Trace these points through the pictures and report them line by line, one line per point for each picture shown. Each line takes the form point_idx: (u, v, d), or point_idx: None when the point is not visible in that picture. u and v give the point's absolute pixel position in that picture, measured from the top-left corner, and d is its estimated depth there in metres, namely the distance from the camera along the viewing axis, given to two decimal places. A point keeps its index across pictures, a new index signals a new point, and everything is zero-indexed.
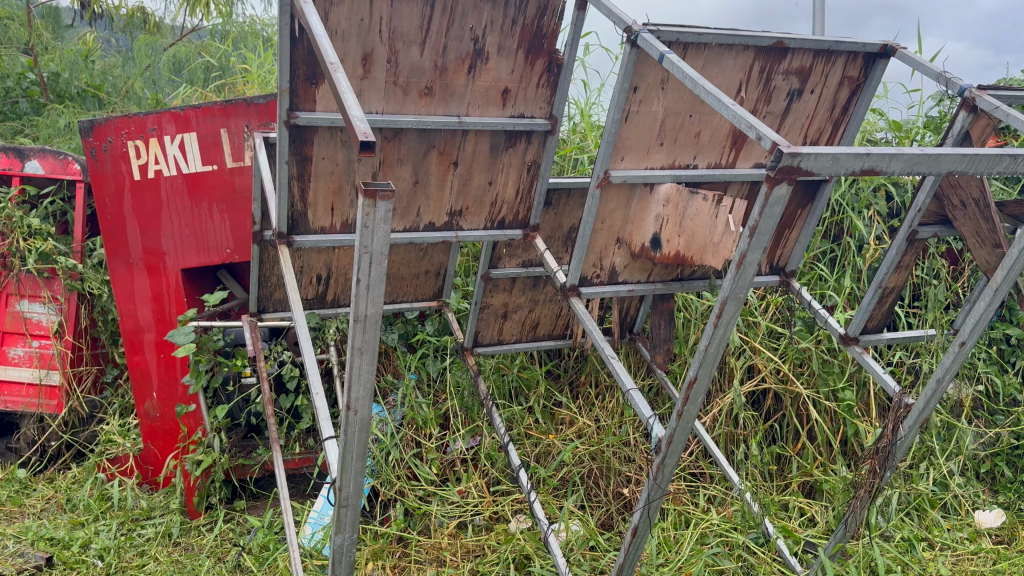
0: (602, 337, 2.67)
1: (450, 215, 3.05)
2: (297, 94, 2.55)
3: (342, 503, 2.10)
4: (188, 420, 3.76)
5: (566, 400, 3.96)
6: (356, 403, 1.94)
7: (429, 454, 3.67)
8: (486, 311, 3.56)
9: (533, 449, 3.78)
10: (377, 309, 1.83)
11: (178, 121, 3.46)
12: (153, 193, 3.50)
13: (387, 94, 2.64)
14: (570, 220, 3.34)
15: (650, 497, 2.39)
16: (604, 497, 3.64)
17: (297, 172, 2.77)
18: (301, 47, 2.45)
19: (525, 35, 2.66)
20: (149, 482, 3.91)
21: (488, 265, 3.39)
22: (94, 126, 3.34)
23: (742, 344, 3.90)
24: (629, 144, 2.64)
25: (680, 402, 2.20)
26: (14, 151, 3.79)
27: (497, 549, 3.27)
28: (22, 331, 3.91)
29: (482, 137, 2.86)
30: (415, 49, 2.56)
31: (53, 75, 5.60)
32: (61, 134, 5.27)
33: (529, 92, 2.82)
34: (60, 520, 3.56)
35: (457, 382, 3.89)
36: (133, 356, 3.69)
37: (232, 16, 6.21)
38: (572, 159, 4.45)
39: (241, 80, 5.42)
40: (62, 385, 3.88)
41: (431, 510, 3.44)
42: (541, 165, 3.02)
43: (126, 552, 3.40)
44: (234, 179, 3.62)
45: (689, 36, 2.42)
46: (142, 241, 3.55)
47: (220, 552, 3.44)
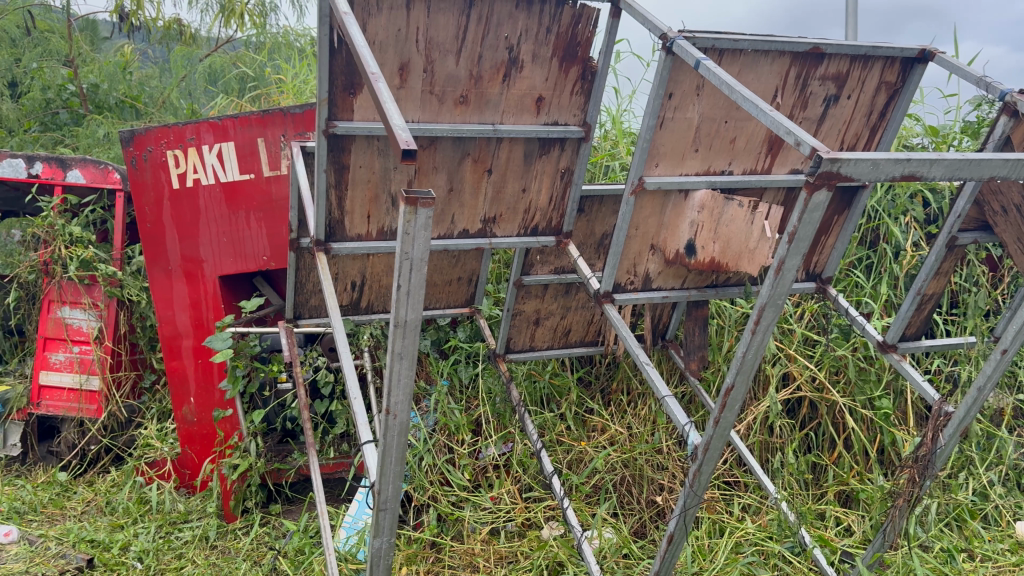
0: (636, 344, 2.70)
1: (484, 222, 3.05)
2: (335, 103, 2.59)
3: (380, 507, 2.10)
4: (226, 424, 3.82)
5: (598, 407, 3.94)
6: (396, 407, 1.94)
7: (462, 459, 3.69)
8: (518, 317, 3.58)
9: (565, 456, 3.77)
10: (417, 315, 1.84)
11: (216, 131, 3.51)
12: (192, 202, 3.57)
13: (423, 102, 2.67)
14: (602, 227, 3.34)
15: (686, 505, 2.37)
16: (637, 505, 3.61)
17: (334, 180, 2.81)
18: (340, 57, 2.49)
19: (560, 43, 2.68)
20: (186, 486, 3.95)
21: (520, 272, 3.40)
22: (134, 135, 3.40)
23: (777, 352, 3.89)
24: (664, 151, 2.64)
25: (717, 409, 2.20)
26: (56, 162, 3.89)
27: (530, 556, 3.28)
28: (64, 337, 4.00)
29: (516, 144, 2.87)
30: (451, 58, 2.60)
31: (92, 86, 5.75)
32: (100, 144, 5.39)
33: (563, 100, 2.83)
34: (100, 523, 3.62)
35: (488, 389, 3.91)
36: (172, 361, 3.77)
37: (266, 27, 6.32)
38: (603, 166, 4.45)
39: (276, 90, 5.52)
40: (101, 390, 3.96)
41: (464, 516, 3.46)
42: (575, 172, 3.02)
43: (164, 555, 3.45)
44: (270, 187, 3.67)
45: (724, 43, 2.43)
46: (180, 249, 3.62)
47: (256, 556, 3.48)
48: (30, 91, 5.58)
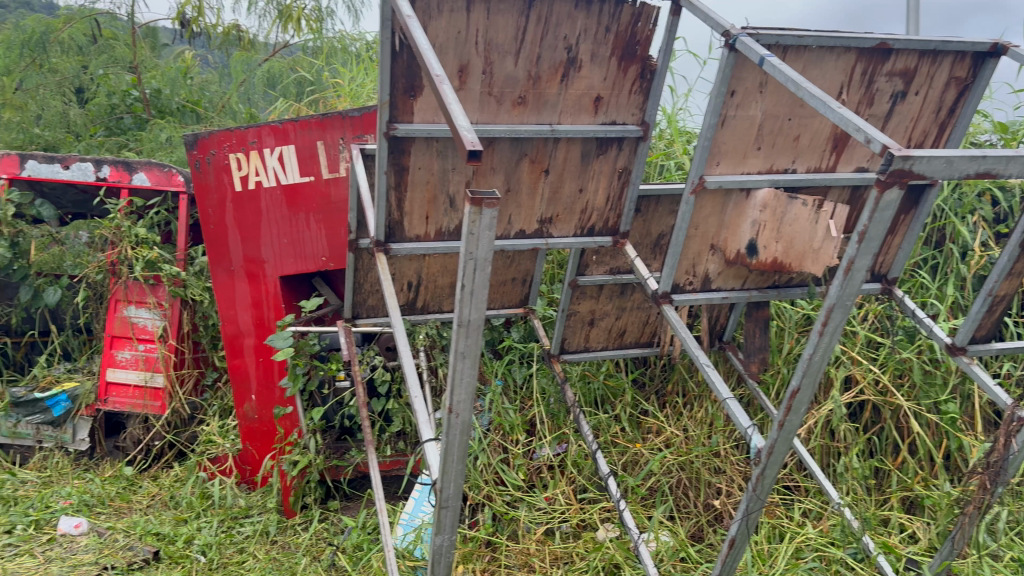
0: (696, 346, 2.68)
1: (541, 222, 3.03)
2: (395, 106, 2.63)
3: (442, 505, 2.11)
4: (285, 422, 3.91)
5: (653, 409, 3.90)
6: (459, 406, 1.96)
7: (517, 459, 3.71)
8: (573, 318, 3.56)
9: (620, 457, 3.75)
10: (480, 315, 1.85)
11: (277, 134, 3.59)
12: (253, 204, 3.66)
13: (482, 104, 2.69)
14: (659, 227, 3.28)
15: (749, 509, 2.34)
16: (694, 508, 3.57)
17: (394, 182, 2.84)
18: (401, 60, 2.53)
19: (619, 42, 2.66)
20: (247, 482, 4.04)
21: (575, 272, 3.39)
22: (198, 139, 3.50)
23: (840, 354, 3.81)
24: (725, 149, 2.61)
25: (782, 412, 2.16)
26: (123, 165, 4.06)
27: (585, 557, 3.28)
28: (130, 335, 4.11)
29: (574, 144, 2.85)
30: (510, 59, 2.61)
31: (155, 92, 5.92)
32: (162, 147, 5.54)
33: (622, 99, 2.82)
34: (165, 517, 3.71)
35: (542, 389, 3.91)
36: (234, 359, 3.86)
37: (323, 32, 6.50)
38: (658, 165, 4.42)
39: (333, 94, 5.64)
40: (166, 387, 4.06)
41: (519, 516, 3.47)
42: (632, 172, 2.99)
43: (226, 549, 3.53)
44: (330, 189, 3.74)
45: (788, 39, 2.39)
46: (243, 250, 3.71)
47: (316, 551, 3.54)
48: (97, 97, 5.77)
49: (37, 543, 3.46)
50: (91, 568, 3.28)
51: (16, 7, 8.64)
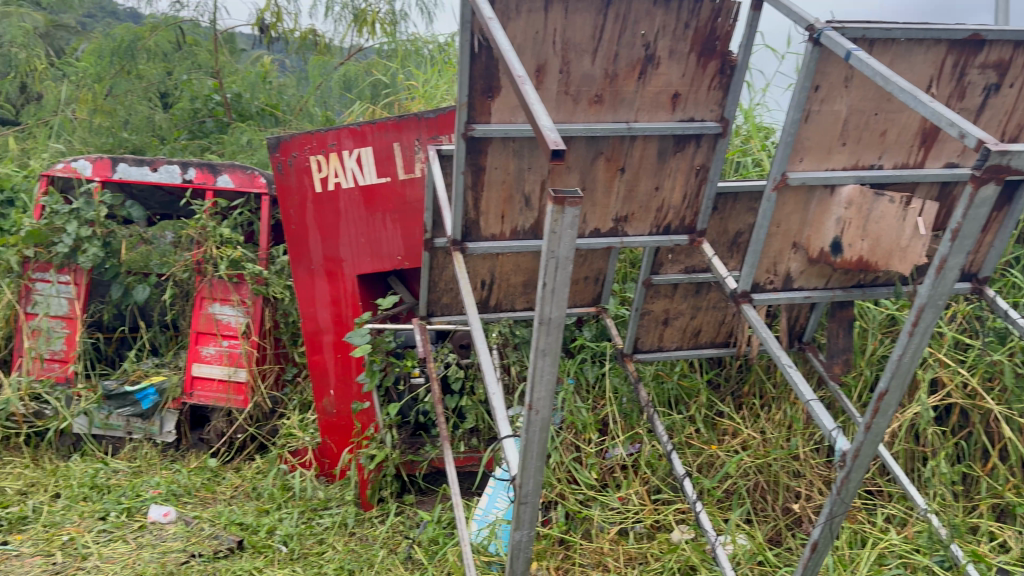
0: (777, 347, 2.64)
1: (616, 222, 2.98)
2: (474, 107, 2.68)
3: (521, 501, 2.13)
4: (362, 417, 4.01)
5: (729, 411, 3.83)
6: (539, 403, 1.98)
7: (589, 459, 3.69)
8: (647, 317, 3.52)
9: (694, 459, 3.72)
10: (561, 313, 1.87)
11: (356, 137, 3.69)
12: (333, 205, 3.76)
13: (558, 103, 2.70)
14: (737, 225, 3.20)
15: (832, 513, 2.29)
16: (772, 512, 3.52)
17: (471, 181, 2.88)
18: (480, 62, 2.59)
19: (698, 38, 2.65)
20: (325, 475, 4.14)
21: (650, 271, 3.36)
22: (280, 142, 3.63)
23: (926, 356, 3.68)
24: (809, 145, 2.56)
25: (868, 414, 2.12)
26: (207, 168, 4.26)
27: (660, 558, 3.26)
28: (214, 331, 4.27)
29: (650, 142, 2.82)
30: (587, 58, 2.62)
31: (236, 95, 6.19)
32: (243, 149, 5.72)
33: (700, 95, 2.78)
34: (248, 507, 3.84)
35: (614, 388, 3.89)
36: (314, 355, 3.96)
37: (397, 35, 6.63)
38: (734, 162, 4.36)
39: (408, 97, 5.76)
40: (248, 381, 4.21)
41: (592, 514, 3.46)
42: (710, 169, 2.93)
43: (307, 539, 3.63)
44: (406, 190, 3.82)
45: (875, 32, 2.34)
46: (323, 249, 3.82)
47: (392, 544, 3.62)
48: (180, 102, 6.00)
49: (129, 530, 3.63)
50: (180, 554, 3.42)
51: (105, 19, 9.04)
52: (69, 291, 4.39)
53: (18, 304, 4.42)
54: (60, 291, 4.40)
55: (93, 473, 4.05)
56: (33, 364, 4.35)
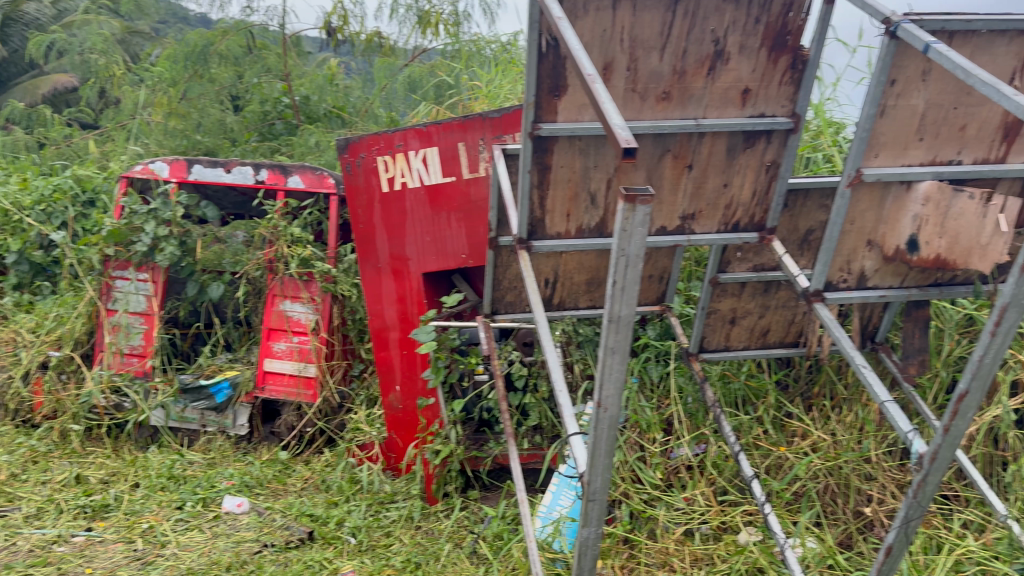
0: (851, 347, 2.60)
1: (683, 219, 2.96)
2: (541, 106, 2.70)
3: (589, 497, 2.14)
4: (427, 412, 4.06)
5: (799, 412, 3.76)
6: (607, 401, 1.99)
7: (654, 458, 3.67)
8: (713, 316, 3.47)
9: (762, 460, 3.67)
10: (630, 311, 1.88)
11: (422, 137, 3.76)
12: (399, 204, 3.84)
13: (626, 101, 2.70)
14: (808, 223, 3.15)
15: (908, 517, 2.24)
16: (843, 515, 3.46)
17: (537, 180, 2.89)
18: (547, 61, 2.62)
19: (769, 33, 2.63)
20: (391, 469, 4.21)
21: (716, 269, 3.33)
22: (349, 143, 3.74)
23: (1007, 358, 3.56)
24: (884, 140, 2.50)
25: (947, 416, 2.06)
26: (279, 168, 4.41)
27: (727, 560, 3.24)
28: (285, 328, 4.40)
29: (719, 138, 2.79)
30: (655, 55, 2.62)
31: (304, 98, 6.33)
32: (311, 151, 5.85)
33: (771, 91, 2.75)
34: (318, 499, 3.94)
35: (680, 388, 3.85)
36: (380, 351, 4.05)
37: (460, 36, 6.70)
38: (804, 158, 4.28)
39: (472, 97, 5.82)
40: (317, 376, 4.32)
41: (657, 514, 3.46)
42: (781, 165, 2.89)
43: (374, 532, 3.71)
44: (470, 189, 3.87)
45: (956, 24, 2.28)
46: (389, 247, 3.90)
47: (458, 538, 3.67)
48: (251, 105, 6.17)
49: (205, 519, 3.76)
50: (253, 544, 3.52)
51: (180, 25, 9.37)
52: (146, 288, 4.57)
53: (98, 300, 4.60)
54: (139, 289, 4.58)
55: (171, 464, 4.21)
56: (113, 358, 4.54)
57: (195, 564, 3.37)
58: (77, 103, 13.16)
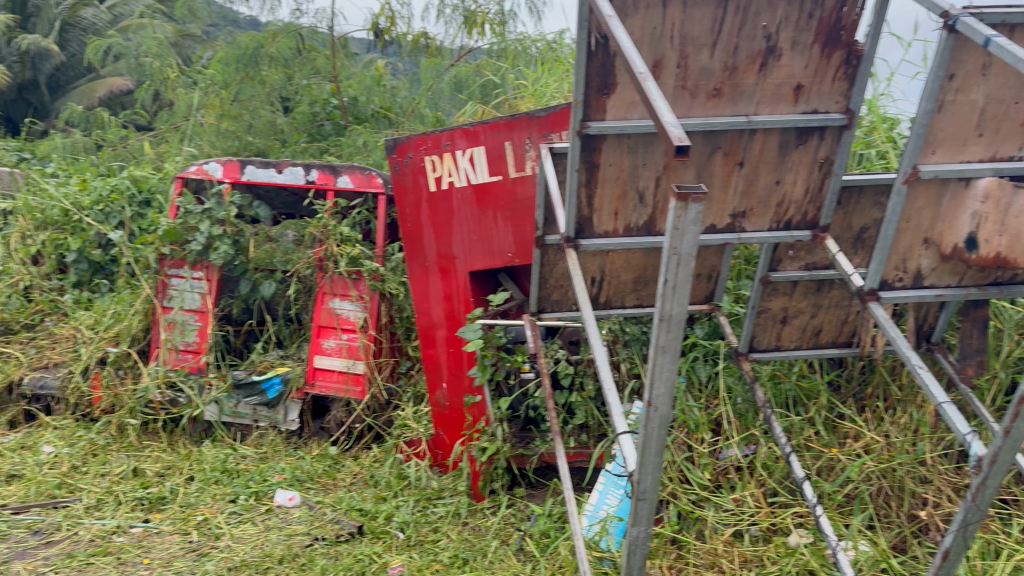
0: (907, 347, 2.55)
1: (733, 217, 2.92)
2: (589, 104, 2.71)
3: (638, 496, 2.14)
4: (474, 410, 4.09)
5: (851, 412, 3.69)
6: (658, 399, 1.99)
7: (702, 459, 3.64)
8: (763, 316, 3.43)
9: (814, 462, 3.62)
10: (682, 310, 1.88)
11: (469, 137, 3.80)
12: (446, 203, 3.88)
13: (676, 98, 2.69)
14: (861, 220, 3.10)
15: (966, 521, 2.19)
16: (896, 519, 3.40)
17: (585, 179, 2.90)
18: (596, 59, 2.62)
19: (823, 28, 2.60)
20: (438, 465, 4.23)
21: (767, 268, 3.30)
22: (397, 143, 3.79)
23: None
24: (942, 136, 2.45)
25: (1008, 419, 2.01)
26: (329, 169, 4.49)
27: (777, 562, 3.22)
28: (334, 325, 4.47)
29: (771, 135, 2.76)
30: (706, 51, 2.61)
31: (352, 99, 6.39)
32: (359, 151, 5.92)
33: (824, 86, 2.71)
34: (367, 494, 3.99)
35: (729, 388, 3.81)
36: (427, 349, 4.08)
37: (506, 35, 6.73)
38: (857, 155, 4.20)
39: (518, 96, 5.84)
40: (366, 373, 4.38)
41: (706, 515, 3.43)
42: (834, 162, 2.84)
43: (422, 527, 3.75)
44: (517, 188, 3.89)
45: (1017, 17, 2.23)
46: (436, 246, 3.94)
47: (505, 535, 3.68)
48: (301, 106, 6.28)
49: (257, 512, 3.85)
50: (305, 537, 3.59)
51: (229, 28, 9.56)
52: (201, 286, 4.68)
53: (155, 297, 4.73)
54: (193, 287, 4.70)
55: (224, 458, 4.31)
56: (168, 354, 4.66)
57: (248, 556, 3.45)
58: (132, 105, 13.55)
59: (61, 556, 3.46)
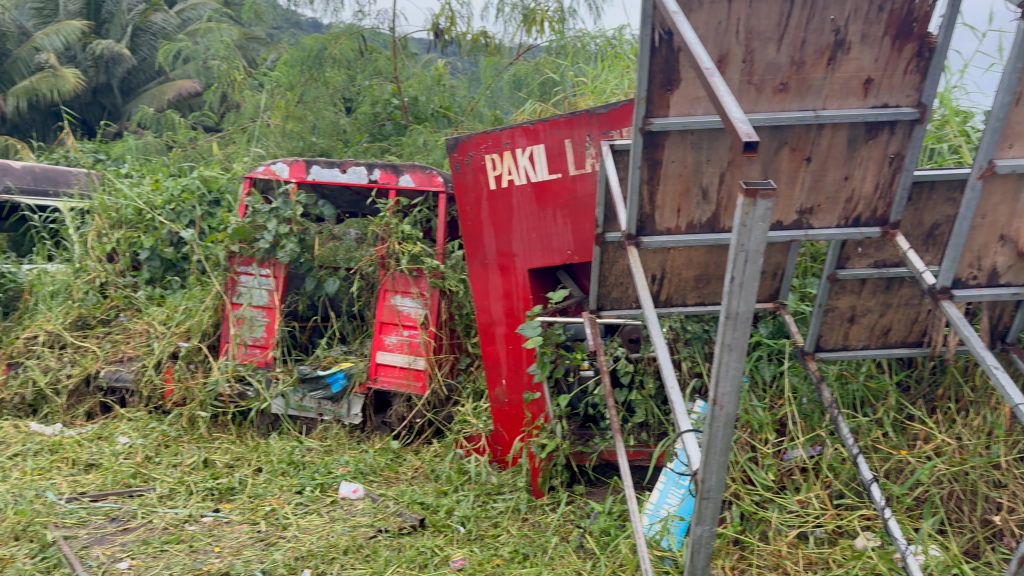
0: (983, 348, 2.49)
1: (800, 213, 2.85)
2: (652, 101, 2.71)
3: (703, 495, 2.14)
4: (533, 407, 4.09)
5: (921, 414, 3.59)
6: (723, 398, 1.99)
7: (766, 459, 3.58)
8: (831, 314, 3.36)
9: (882, 464, 3.54)
10: (749, 307, 1.88)
11: (529, 135, 3.83)
12: (506, 201, 3.92)
13: (741, 93, 2.67)
14: (933, 217, 3.01)
15: None
16: (968, 523, 3.31)
17: (647, 175, 2.89)
18: (660, 55, 2.63)
19: (894, 20, 2.56)
20: (498, 461, 4.26)
21: (835, 265, 3.24)
22: (458, 142, 3.86)
23: None
24: (1020, 129, 2.40)
25: None
26: (391, 168, 4.56)
27: (843, 565, 3.18)
28: (396, 322, 4.55)
29: (839, 130, 2.71)
30: (772, 46, 2.60)
31: (413, 99, 6.43)
32: (419, 151, 5.99)
33: (895, 80, 2.66)
34: (428, 488, 4.05)
35: (794, 388, 3.75)
36: (487, 345, 4.14)
37: (565, 32, 6.73)
38: (928, 150, 4.09)
39: (578, 93, 5.84)
40: (426, 369, 4.45)
41: (770, 516, 3.39)
42: (905, 157, 2.77)
43: (482, 522, 3.79)
44: (576, 186, 3.89)
45: None
46: (496, 244, 3.98)
47: (564, 532, 3.70)
48: (362, 107, 6.40)
49: (322, 504, 3.94)
50: (369, 529, 3.67)
51: (293, 32, 9.80)
52: (268, 283, 4.81)
53: (224, 294, 4.89)
54: (261, 284, 4.83)
55: (290, 450, 4.42)
56: (237, 349, 4.80)
57: (314, 546, 3.53)
58: (200, 107, 13.99)
59: (137, 542, 3.59)
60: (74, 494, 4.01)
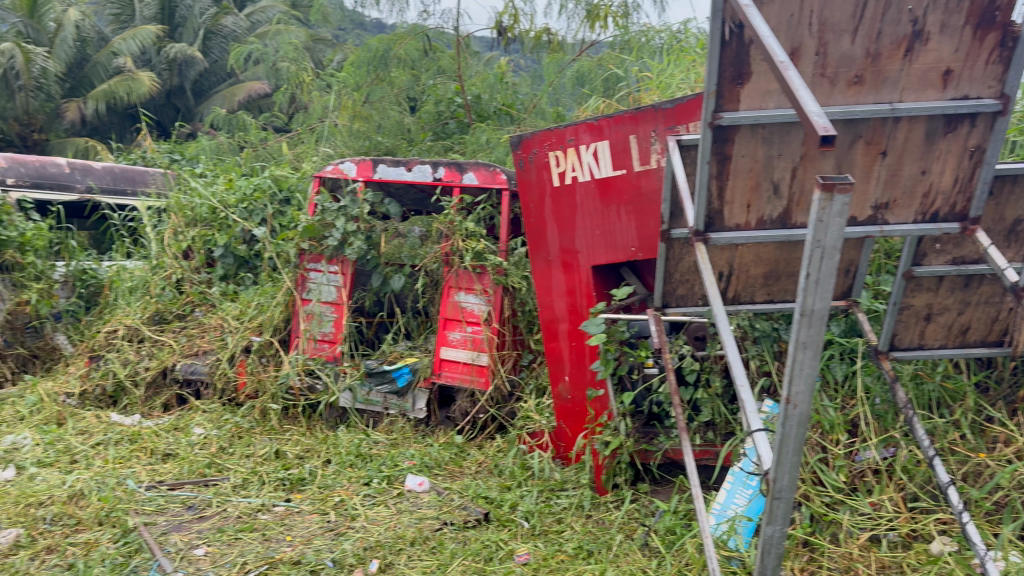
0: None
1: (875, 209, 2.77)
2: (722, 95, 2.69)
3: (774, 495, 2.11)
4: (596, 404, 4.08)
5: (1001, 416, 3.48)
6: (797, 396, 1.98)
7: (837, 460, 3.51)
8: (906, 312, 3.27)
9: (959, 467, 3.44)
10: (824, 304, 1.87)
11: (593, 131, 3.83)
12: (570, 198, 3.94)
13: (814, 86, 2.62)
14: (1015, 212, 2.91)
15: None
16: None
17: (715, 171, 2.86)
18: (730, 49, 2.62)
19: (975, 9, 2.50)
20: (561, 457, 4.27)
21: (911, 262, 3.17)
22: (522, 140, 3.93)
23: None
24: None
25: None
26: (455, 166, 4.61)
27: (919, 569, 3.11)
28: (460, 318, 4.62)
29: (916, 123, 2.64)
30: (847, 38, 2.55)
31: (476, 97, 6.49)
32: (482, 148, 6.03)
33: (976, 70, 2.58)
34: (492, 483, 4.09)
35: (867, 388, 3.66)
36: (551, 342, 4.16)
37: (629, 27, 6.69)
38: (1009, 142, 3.95)
39: (642, 88, 5.80)
40: (489, 365, 4.49)
41: (840, 518, 3.33)
42: (987, 150, 2.67)
43: (546, 517, 3.81)
44: (641, 182, 3.84)
45: None
46: (559, 240, 4.01)
47: (629, 530, 3.69)
48: (427, 105, 6.49)
49: (389, 496, 4.02)
50: (434, 521, 3.73)
51: (359, 32, 9.97)
52: (336, 280, 4.93)
53: (295, 290, 5.03)
54: (330, 280, 4.95)
55: (358, 443, 4.51)
56: (307, 344, 4.94)
57: (382, 537, 3.60)
58: (268, 108, 14.35)
59: (213, 530, 3.72)
60: (153, 482, 4.17)
